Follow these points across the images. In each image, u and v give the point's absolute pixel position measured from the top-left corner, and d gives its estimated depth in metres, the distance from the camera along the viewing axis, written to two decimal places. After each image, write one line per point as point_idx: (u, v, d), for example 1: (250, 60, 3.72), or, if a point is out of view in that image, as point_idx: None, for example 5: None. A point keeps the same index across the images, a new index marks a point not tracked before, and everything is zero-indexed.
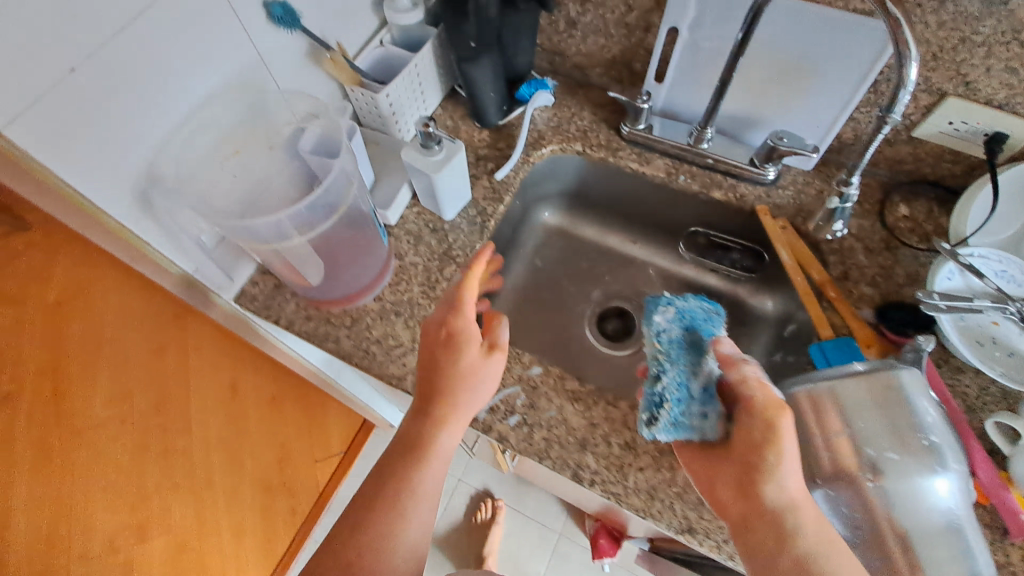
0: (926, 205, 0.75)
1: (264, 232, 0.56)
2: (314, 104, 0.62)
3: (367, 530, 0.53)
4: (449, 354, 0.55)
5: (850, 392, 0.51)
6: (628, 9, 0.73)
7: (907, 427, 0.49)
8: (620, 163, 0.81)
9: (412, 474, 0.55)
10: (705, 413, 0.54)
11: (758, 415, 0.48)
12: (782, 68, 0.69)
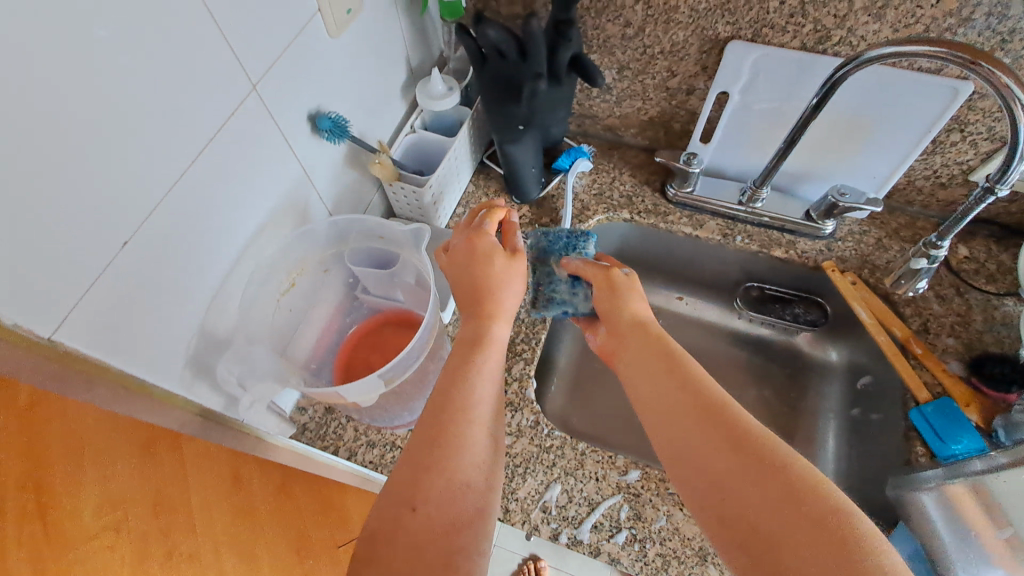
0: (984, 243, 0.73)
1: (355, 391, 0.50)
2: (381, 227, 0.59)
3: (428, 482, 0.40)
4: (471, 358, 0.48)
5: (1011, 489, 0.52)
6: (671, 74, 0.71)
7: None
8: (671, 228, 0.77)
9: (451, 462, 0.41)
10: (575, 291, 0.61)
11: (619, 283, 0.55)
12: (840, 124, 0.67)
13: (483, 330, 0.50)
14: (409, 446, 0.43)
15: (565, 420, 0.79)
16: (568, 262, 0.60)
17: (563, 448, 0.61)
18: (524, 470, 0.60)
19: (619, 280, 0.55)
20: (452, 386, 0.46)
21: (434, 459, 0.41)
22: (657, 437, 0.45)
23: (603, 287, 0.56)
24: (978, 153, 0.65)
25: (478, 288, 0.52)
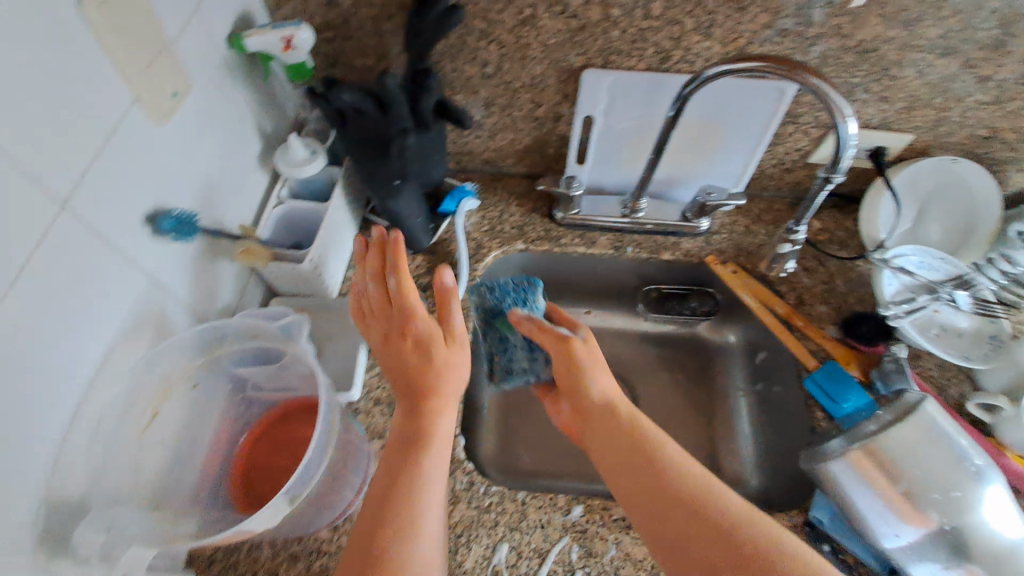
0: (831, 213, 0.82)
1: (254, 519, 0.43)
2: (251, 326, 0.53)
3: None
4: (414, 461, 0.45)
5: (900, 441, 0.54)
6: (536, 105, 0.72)
7: (953, 459, 0.53)
8: (566, 251, 0.78)
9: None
10: (532, 354, 0.57)
11: (580, 354, 0.52)
12: (696, 130, 0.72)
13: (426, 426, 0.46)
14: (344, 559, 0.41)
15: (502, 462, 0.77)
16: (517, 320, 0.55)
17: (503, 502, 0.59)
18: (467, 537, 0.56)
19: (576, 349, 0.52)
20: (393, 485, 0.43)
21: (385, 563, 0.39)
22: (630, 508, 0.46)
23: (557, 353, 0.53)
24: (810, 140, 0.74)
25: (422, 377, 0.48)
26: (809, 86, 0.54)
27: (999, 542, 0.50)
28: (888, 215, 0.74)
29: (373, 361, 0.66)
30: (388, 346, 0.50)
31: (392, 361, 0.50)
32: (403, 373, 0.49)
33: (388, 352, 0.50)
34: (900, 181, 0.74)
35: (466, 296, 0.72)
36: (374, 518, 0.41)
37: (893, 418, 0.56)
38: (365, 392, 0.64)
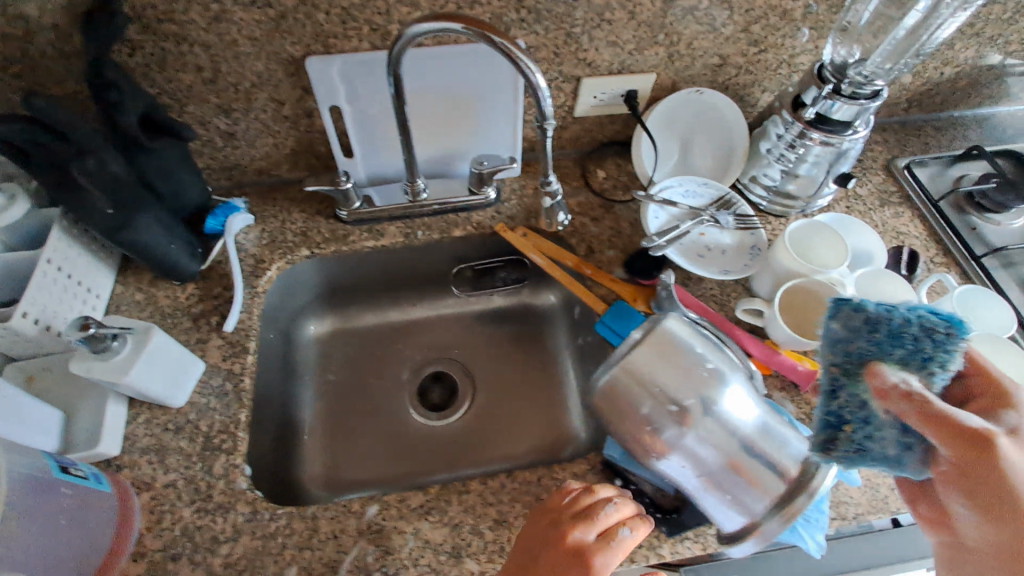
0: (615, 161, 0.84)
1: None
2: None
3: None
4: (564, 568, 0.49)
5: (643, 367, 0.51)
6: (279, 104, 0.68)
7: (689, 365, 0.51)
8: (355, 248, 0.75)
9: None
10: (923, 359, 0.41)
11: (1004, 452, 0.39)
12: (449, 103, 0.70)
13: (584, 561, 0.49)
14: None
15: (332, 473, 0.76)
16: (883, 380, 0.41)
17: (291, 523, 0.56)
18: (252, 571, 0.53)
19: (1001, 452, 0.39)
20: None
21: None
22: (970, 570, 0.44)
23: (961, 444, 0.39)
24: (567, 95, 0.75)
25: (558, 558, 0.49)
26: (494, 43, 0.53)
27: (737, 438, 0.50)
28: (650, 151, 0.79)
29: (139, 406, 0.61)
30: (542, 533, 0.51)
31: (522, 550, 0.51)
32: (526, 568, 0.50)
33: (525, 539, 0.52)
34: (655, 120, 0.78)
35: (245, 316, 0.68)
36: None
37: (634, 344, 0.52)
38: (129, 444, 0.59)
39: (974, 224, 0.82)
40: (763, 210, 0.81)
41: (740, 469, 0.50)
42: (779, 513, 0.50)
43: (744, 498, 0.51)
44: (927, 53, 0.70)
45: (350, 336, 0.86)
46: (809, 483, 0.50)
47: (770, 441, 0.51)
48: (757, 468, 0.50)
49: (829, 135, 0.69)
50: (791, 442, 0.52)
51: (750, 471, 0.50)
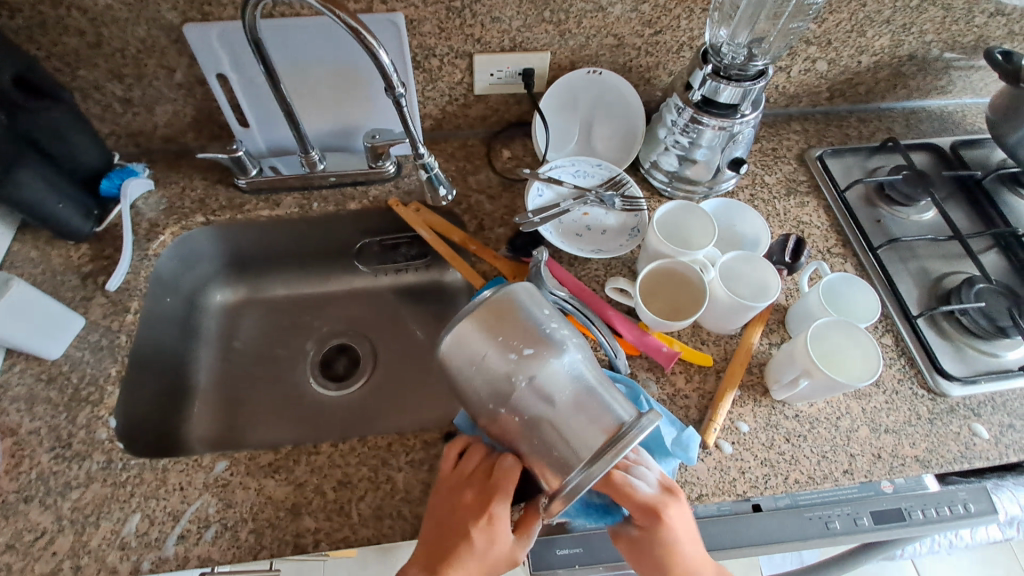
0: (522, 141, 0.84)
1: None
2: None
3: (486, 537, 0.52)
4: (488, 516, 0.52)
5: (472, 329, 0.48)
6: (169, 70, 0.70)
7: (521, 331, 0.48)
8: (251, 217, 0.78)
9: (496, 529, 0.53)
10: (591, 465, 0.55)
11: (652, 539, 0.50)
12: (338, 76, 0.71)
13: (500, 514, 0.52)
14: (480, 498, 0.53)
15: (223, 437, 0.76)
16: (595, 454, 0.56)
17: (141, 473, 0.58)
18: (98, 516, 0.56)
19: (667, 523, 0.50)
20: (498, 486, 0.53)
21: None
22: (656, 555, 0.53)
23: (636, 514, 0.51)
24: (463, 71, 0.75)
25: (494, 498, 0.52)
26: (336, 17, 0.53)
27: (561, 400, 0.47)
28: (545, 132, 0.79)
29: (17, 356, 0.64)
30: (448, 501, 0.53)
31: (435, 514, 0.54)
32: (442, 533, 0.52)
33: (435, 505, 0.54)
34: (551, 100, 0.79)
35: (131, 277, 0.71)
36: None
37: (471, 307, 0.49)
38: (1, 391, 0.62)
39: (880, 217, 0.80)
40: (665, 196, 0.79)
41: (562, 432, 0.46)
42: (588, 472, 0.46)
43: (556, 458, 0.47)
44: (796, 36, 0.72)
45: (258, 305, 0.87)
46: (619, 443, 0.46)
47: (597, 405, 0.47)
48: (578, 432, 0.46)
49: (718, 119, 0.68)
50: (613, 405, 0.48)
51: (561, 430, 0.46)
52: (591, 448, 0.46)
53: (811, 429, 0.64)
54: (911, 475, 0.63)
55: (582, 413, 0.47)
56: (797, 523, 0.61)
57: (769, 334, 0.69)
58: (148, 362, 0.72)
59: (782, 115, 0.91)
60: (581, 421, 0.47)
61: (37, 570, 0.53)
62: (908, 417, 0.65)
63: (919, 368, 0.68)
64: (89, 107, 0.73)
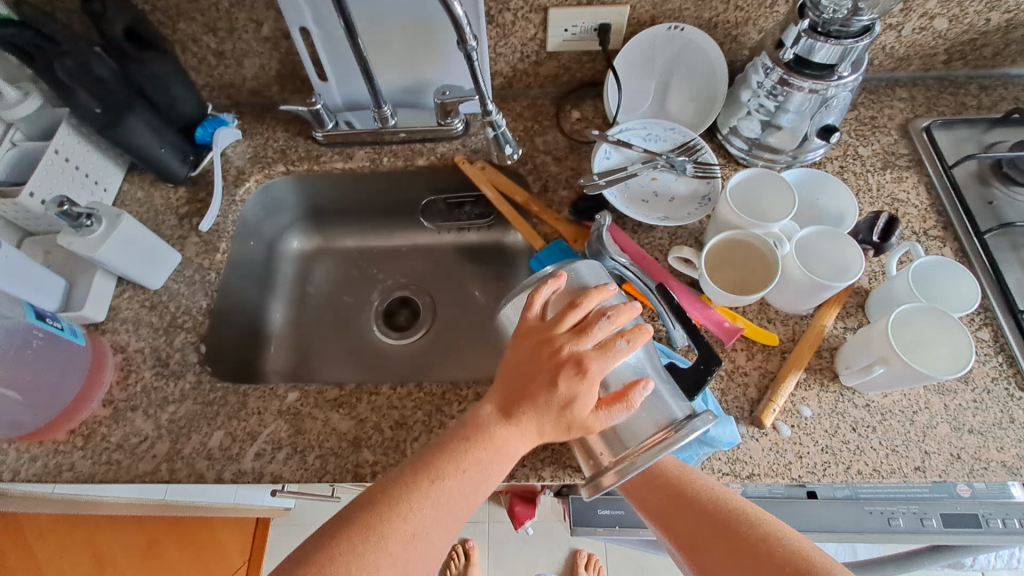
0: (593, 102, 0.82)
1: None
2: None
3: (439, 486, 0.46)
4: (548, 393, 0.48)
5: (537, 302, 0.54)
6: (257, 24, 0.74)
7: None
8: (326, 168, 0.81)
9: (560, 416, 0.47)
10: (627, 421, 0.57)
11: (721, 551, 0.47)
12: (413, 31, 0.72)
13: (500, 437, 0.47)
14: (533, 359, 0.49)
15: (294, 372, 0.83)
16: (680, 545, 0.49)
17: (225, 395, 0.64)
18: (189, 429, 0.63)
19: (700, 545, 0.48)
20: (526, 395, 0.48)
21: (397, 529, 0.44)
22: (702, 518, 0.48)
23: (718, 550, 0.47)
24: (536, 27, 0.74)
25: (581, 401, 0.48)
26: None
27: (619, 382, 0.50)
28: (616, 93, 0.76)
29: (125, 285, 0.72)
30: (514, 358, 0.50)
31: (517, 362, 0.50)
32: (521, 379, 0.49)
33: (516, 353, 0.50)
34: (624, 61, 0.76)
35: (220, 220, 0.77)
36: (435, 463, 0.47)
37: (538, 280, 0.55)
38: (113, 313, 0.70)
39: (992, 198, 0.72)
40: (743, 164, 0.74)
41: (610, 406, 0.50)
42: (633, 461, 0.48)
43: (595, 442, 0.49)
44: None
45: (329, 254, 0.92)
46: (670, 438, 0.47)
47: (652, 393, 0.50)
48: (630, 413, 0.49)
49: (810, 80, 0.63)
50: (667, 402, 0.50)
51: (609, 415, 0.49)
52: (640, 439, 0.48)
53: (882, 421, 0.59)
54: (995, 482, 0.57)
55: (630, 403, 0.49)
56: (853, 515, 0.60)
57: (845, 318, 0.64)
58: (232, 297, 0.78)
59: (887, 81, 0.82)
60: (628, 408, 0.49)
61: (140, 468, 0.61)
62: (999, 419, 0.59)
63: (1020, 367, 0.61)
64: (188, 60, 0.80)
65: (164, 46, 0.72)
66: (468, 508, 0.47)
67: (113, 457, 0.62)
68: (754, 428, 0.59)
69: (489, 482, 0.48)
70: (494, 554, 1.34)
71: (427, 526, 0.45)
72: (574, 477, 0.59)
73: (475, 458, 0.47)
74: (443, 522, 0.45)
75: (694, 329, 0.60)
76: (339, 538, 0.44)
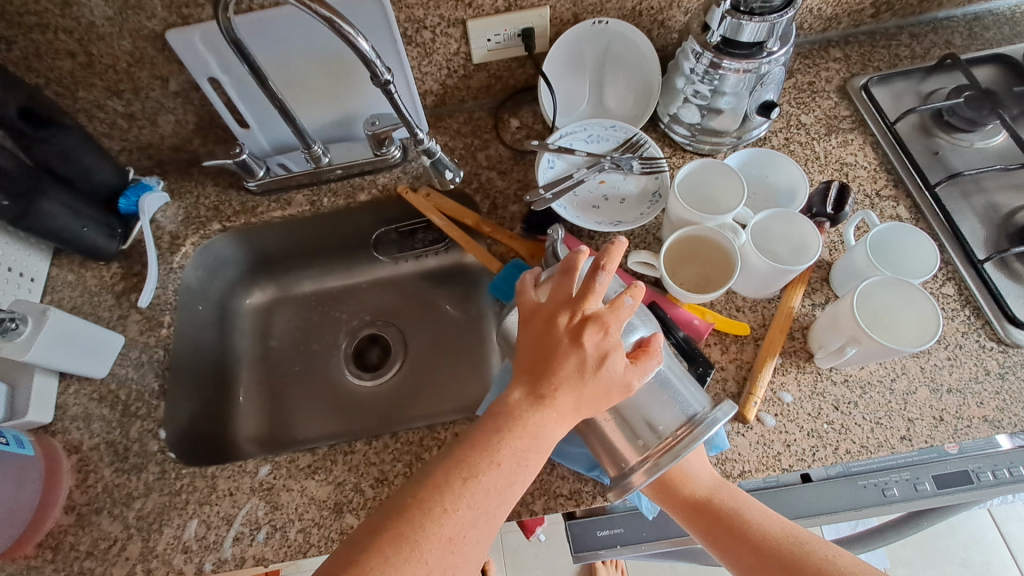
0: (530, 108, 0.79)
1: None
2: None
3: (474, 488, 0.43)
4: (568, 383, 0.45)
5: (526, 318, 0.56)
6: (162, 80, 0.70)
7: None
8: (264, 219, 0.78)
9: (580, 403, 0.46)
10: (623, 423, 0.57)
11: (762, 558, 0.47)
12: (328, 64, 0.68)
13: (529, 431, 0.45)
14: (553, 344, 0.46)
15: (269, 435, 0.79)
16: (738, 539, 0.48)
17: (193, 481, 0.61)
18: (160, 523, 0.60)
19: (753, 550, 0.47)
20: (547, 387, 0.45)
21: (432, 535, 0.41)
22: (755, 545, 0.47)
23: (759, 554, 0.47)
24: (458, 41, 0.70)
25: (607, 386, 0.46)
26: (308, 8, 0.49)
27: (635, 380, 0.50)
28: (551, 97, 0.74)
29: (69, 379, 0.68)
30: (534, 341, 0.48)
31: (534, 344, 0.48)
32: (542, 360, 0.47)
33: (529, 336, 0.48)
34: (554, 64, 0.73)
35: (160, 292, 0.74)
36: (467, 458, 0.44)
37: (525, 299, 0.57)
38: (61, 412, 0.66)
39: (938, 148, 0.71)
40: (689, 151, 0.73)
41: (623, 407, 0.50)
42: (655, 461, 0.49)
43: (620, 445, 0.51)
44: None
45: (286, 303, 0.88)
46: (689, 436, 0.49)
47: (669, 389, 0.51)
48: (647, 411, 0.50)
49: (742, 60, 0.61)
50: (684, 397, 0.51)
51: (631, 416, 0.50)
52: (660, 436, 0.50)
53: (863, 394, 0.59)
54: (979, 437, 0.57)
55: (652, 402, 0.50)
56: (851, 492, 0.59)
57: (811, 294, 0.63)
58: (188, 370, 0.74)
59: (819, 42, 0.81)
60: (652, 406, 0.50)
61: (115, 574, 0.58)
62: (975, 373, 0.59)
63: (987, 318, 0.61)
64: (96, 127, 0.75)
65: (65, 120, 0.67)
66: (507, 501, 0.44)
67: (85, 566, 0.58)
68: (738, 424, 0.58)
69: (528, 472, 0.45)
70: (510, 566, 1.32)
71: (463, 528, 0.42)
72: (567, 505, 0.57)
73: (510, 452, 0.44)
74: (467, 547, 0.42)
75: (685, 336, 0.60)
76: (366, 549, 0.41)
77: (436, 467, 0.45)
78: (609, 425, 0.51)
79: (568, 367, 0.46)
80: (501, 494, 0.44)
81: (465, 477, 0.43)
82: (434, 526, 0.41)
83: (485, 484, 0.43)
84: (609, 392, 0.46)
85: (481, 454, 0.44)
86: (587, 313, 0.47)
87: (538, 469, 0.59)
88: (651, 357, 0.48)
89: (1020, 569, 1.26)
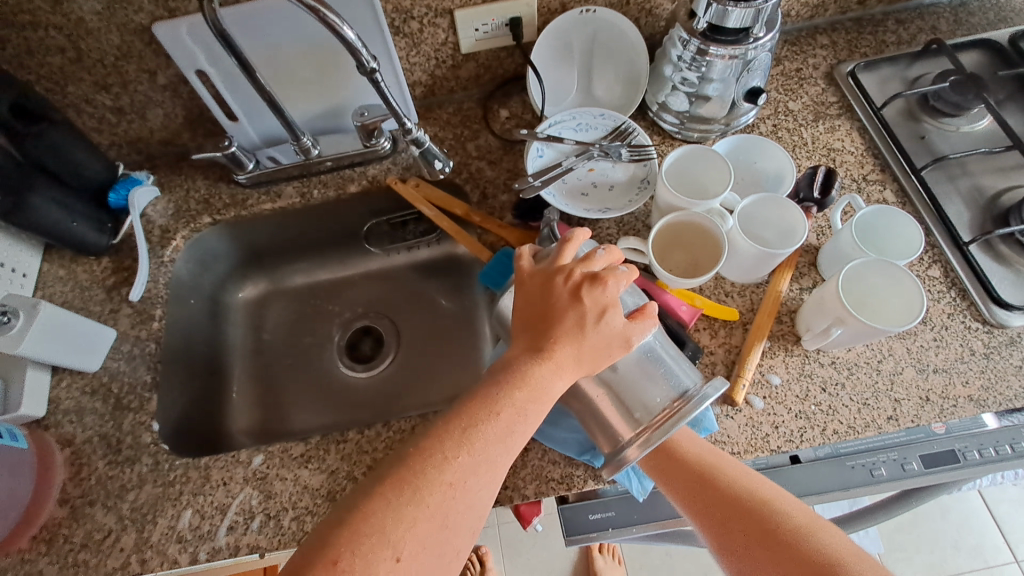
0: (520, 98, 0.79)
1: None
2: None
3: (475, 437, 0.43)
4: (567, 338, 0.46)
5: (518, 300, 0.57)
6: (150, 73, 0.70)
7: None
8: (255, 212, 0.78)
9: (579, 357, 0.47)
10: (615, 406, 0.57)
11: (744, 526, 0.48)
12: (316, 55, 0.68)
13: (530, 383, 0.45)
14: (550, 302, 0.48)
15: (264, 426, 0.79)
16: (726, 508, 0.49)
17: (187, 472, 0.61)
18: (154, 514, 0.60)
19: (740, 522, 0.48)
20: (547, 341, 0.46)
21: (434, 481, 0.41)
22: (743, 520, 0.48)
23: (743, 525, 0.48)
24: (446, 31, 0.71)
25: (605, 342, 0.47)
26: None
27: (625, 360, 0.51)
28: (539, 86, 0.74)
29: (62, 373, 0.68)
30: (531, 302, 0.49)
31: (531, 304, 0.49)
32: (541, 319, 0.48)
33: (527, 297, 0.49)
34: (542, 54, 0.73)
35: (150, 286, 0.74)
36: (467, 410, 0.44)
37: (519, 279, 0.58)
38: (54, 406, 0.66)
39: (924, 132, 0.72)
40: (678, 139, 0.73)
41: (614, 387, 0.51)
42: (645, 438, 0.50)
43: (613, 423, 0.51)
44: None
45: (279, 297, 0.88)
46: (678, 414, 0.49)
47: (659, 369, 0.51)
48: (637, 391, 0.51)
49: (729, 46, 0.61)
50: (677, 374, 0.52)
51: (624, 394, 0.51)
52: (651, 415, 0.50)
53: (850, 376, 0.59)
54: (964, 416, 0.58)
55: (643, 380, 0.51)
56: (839, 473, 0.60)
57: (799, 279, 0.64)
58: (181, 363, 0.74)
59: (806, 30, 0.81)
60: (643, 384, 0.51)
61: (110, 565, 0.58)
62: (960, 353, 0.60)
63: (972, 299, 0.62)
64: (85, 122, 0.75)
65: (53, 114, 0.67)
66: (508, 453, 0.44)
67: (79, 558, 0.58)
68: (727, 407, 0.58)
69: (528, 427, 0.45)
70: (508, 557, 1.32)
71: (464, 474, 0.42)
72: (559, 489, 0.58)
73: (511, 404, 0.44)
74: (468, 494, 0.42)
75: (674, 321, 0.60)
76: (367, 497, 0.41)
77: (438, 420, 0.45)
78: (602, 404, 0.51)
79: (566, 323, 0.47)
80: (501, 446, 0.44)
81: (465, 426, 0.43)
82: (434, 472, 0.41)
83: (485, 433, 0.43)
84: (607, 348, 0.47)
85: (482, 406, 0.44)
86: (584, 272, 0.48)
87: (530, 455, 0.59)
88: (648, 316, 0.49)
89: (1011, 552, 1.27)
